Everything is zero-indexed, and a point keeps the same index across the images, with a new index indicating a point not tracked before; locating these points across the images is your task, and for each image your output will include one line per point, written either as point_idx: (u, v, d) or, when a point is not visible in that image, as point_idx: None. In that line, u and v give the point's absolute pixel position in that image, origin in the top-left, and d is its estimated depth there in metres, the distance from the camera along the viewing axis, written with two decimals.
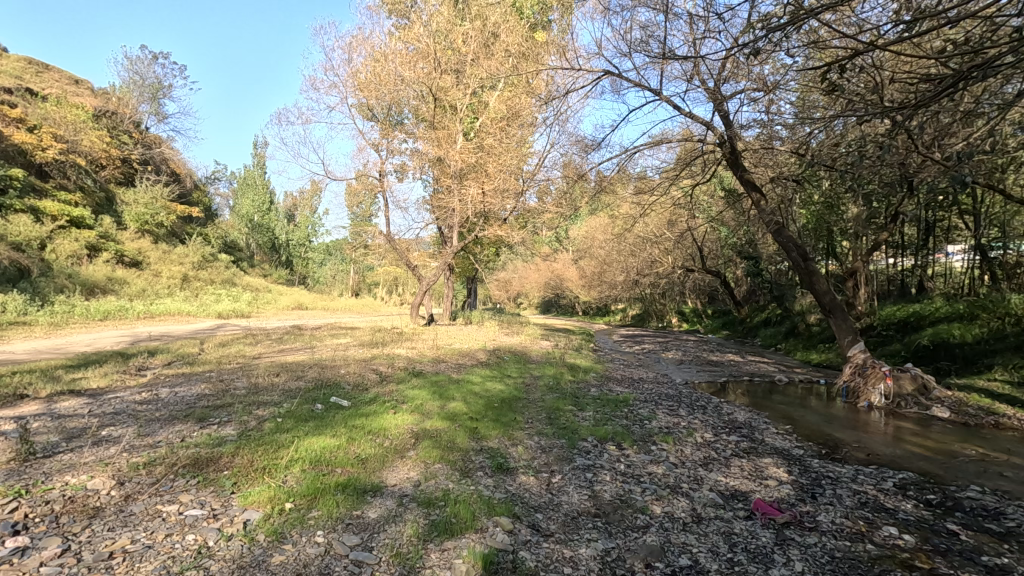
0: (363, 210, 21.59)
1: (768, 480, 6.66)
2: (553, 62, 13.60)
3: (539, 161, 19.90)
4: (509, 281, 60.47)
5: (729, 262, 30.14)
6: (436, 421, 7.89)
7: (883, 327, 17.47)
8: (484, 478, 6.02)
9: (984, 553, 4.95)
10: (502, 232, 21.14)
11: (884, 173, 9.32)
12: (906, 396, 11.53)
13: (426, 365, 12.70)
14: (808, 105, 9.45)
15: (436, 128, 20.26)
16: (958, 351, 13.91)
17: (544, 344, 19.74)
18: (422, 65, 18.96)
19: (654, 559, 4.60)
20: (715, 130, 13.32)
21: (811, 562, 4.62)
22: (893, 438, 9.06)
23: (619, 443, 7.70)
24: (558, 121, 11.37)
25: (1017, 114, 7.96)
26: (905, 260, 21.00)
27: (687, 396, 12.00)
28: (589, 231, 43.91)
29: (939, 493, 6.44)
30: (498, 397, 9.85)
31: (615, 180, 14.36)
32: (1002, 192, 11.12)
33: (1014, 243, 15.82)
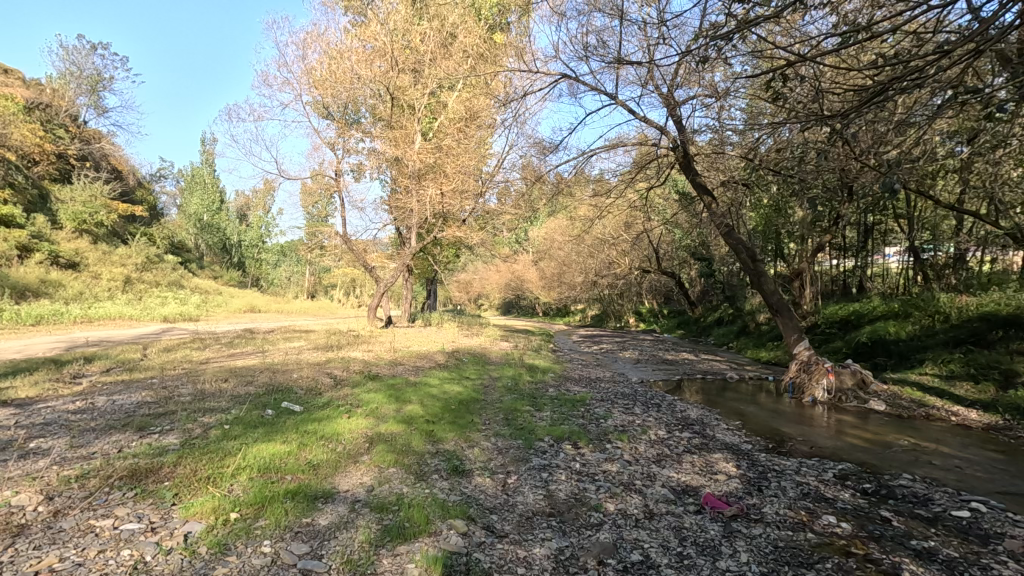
0: (319, 210, 21.13)
1: (718, 475, 6.87)
2: (512, 64, 13.68)
3: (498, 162, 19.90)
4: (469, 282, 60.09)
5: (683, 263, 30.95)
6: (392, 425, 7.78)
7: (827, 326, 18.30)
8: (439, 480, 5.97)
9: (913, 538, 5.25)
10: (461, 233, 21.12)
11: (826, 179, 9.81)
12: (847, 391, 12.11)
13: (382, 368, 12.49)
14: (755, 112, 9.83)
15: (394, 127, 19.93)
16: (893, 348, 14.70)
17: (503, 346, 19.75)
18: (379, 63, 18.71)
19: (606, 556, 4.67)
20: (669, 134, 13.69)
21: (756, 552, 4.80)
22: (834, 431, 9.51)
23: (575, 443, 7.78)
24: (517, 122, 11.44)
25: (943, 125, 8.52)
26: (847, 261, 22.07)
27: (642, 394, 12.23)
28: (548, 232, 44.24)
29: (875, 482, 6.81)
30: (455, 399, 9.79)
31: (573, 182, 14.55)
32: (932, 198, 11.78)
33: (944, 245, 16.84)
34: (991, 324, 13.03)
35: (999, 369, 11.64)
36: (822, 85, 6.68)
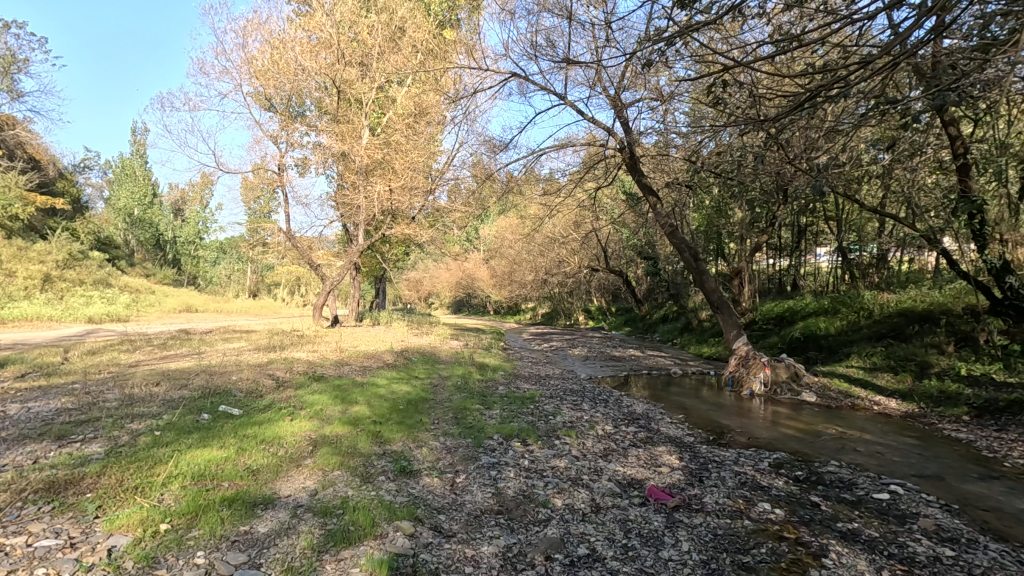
0: (261, 205, 20.35)
1: (662, 467, 7.08)
2: (462, 61, 13.61)
3: (449, 159, 19.75)
4: (419, 281, 59.28)
5: (630, 261, 31.71)
6: (337, 426, 7.57)
7: (764, 322, 19.20)
8: (386, 482, 5.86)
9: (839, 520, 5.58)
10: (410, 231, 20.87)
11: (763, 181, 10.25)
12: (781, 383, 12.74)
13: (328, 368, 12.15)
14: (698, 115, 10.17)
15: (340, 121, 19.36)
16: (823, 342, 15.61)
17: (453, 344, 19.60)
18: (324, 55, 18.19)
19: (553, 551, 4.71)
20: (616, 136, 14.00)
21: (696, 541, 4.97)
22: (770, 422, 9.97)
23: (524, 440, 7.81)
24: (467, 120, 11.43)
25: (868, 132, 9.06)
26: (782, 261, 23.24)
27: (590, 390, 12.44)
28: (499, 231, 44.28)
29: (806, 470, 7.20)
30: (404, 399, 9.63)
31: (523, 181, 14.63)
32: (858, 201, 12.52)
33: (869, 246, 17.99)
34: (908, 319, 14.04)
35: (915, 361, 12.58)
36: (758, 92, 6.95)
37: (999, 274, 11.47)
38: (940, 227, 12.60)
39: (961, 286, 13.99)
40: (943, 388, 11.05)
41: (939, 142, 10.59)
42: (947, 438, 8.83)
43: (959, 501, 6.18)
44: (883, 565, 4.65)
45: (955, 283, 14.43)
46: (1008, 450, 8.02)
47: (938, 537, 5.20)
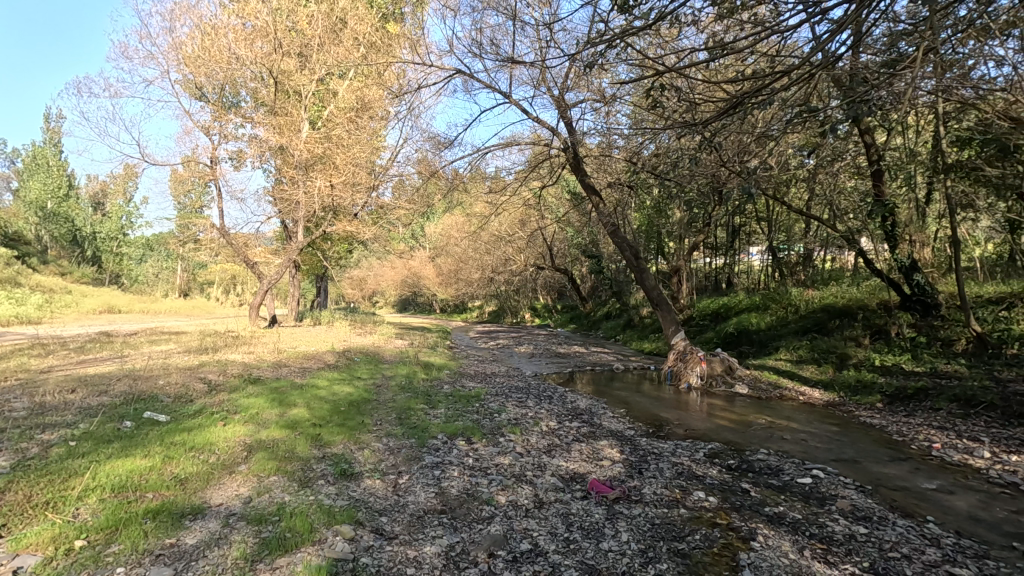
0: (192, 200, 19.29)
1: (603, 461, 7.25)
2: (405, 55, 13.40)
3: (393, 155, 19.41)
4: (363, 279, 57.92)
5: (575, 260, 32.25)
6: (274, 430, 7.30)
7: (701, 318, 20.01)
8: (326, 486, 5.70)
9: (766, 505, 5.91)
10: (353, 228, 20.39)
11: (699, 182, 10.67)
12: (716, 376, 13.32)
13: (265, 371, 11.67)
14: (638, 118, 10.46)
15: (278, 113, 18.61)
16: (755, 337, 16.45)
17: (398, 344, 19.30)
18: (260, 44, 17.42)
19: (496, 548, 4.73)
20: (560, 136, 14.20)
21: (635, 531, 5.13)
22: (706, 414, 10.42)
23: (469, 438, 7.80)
24: (411, 115, 11.26)
25: (795, 138, 9.59)
26: (718, 259, 24.30)
27: (535, 387, 12.55)
28: (445, 228, 43.90)
29: (738, 458, 7.57)
30: (345, 400, 9.40)
31: (469, 178, 14.58)
32: (786, 203, 13.23)
33: (796, 246, 19.08)
34: (830, 314, 15.02)
35: (836, 353, 13.47)
36: (694, 98, 7.22)
37: (908, 271, 12.90)
38: (857, 229, 13.56)
39: (876, 283, 15.12)
40: (860, 377, 11.90)
41: (857, 149, 11.36)
42: (863, 424, 9.52)
43: (873, 482, 6.68)
44: (805, 544, 4.95)
45: (872, 281, 15.55)
46: (914, 433, 8.75)
47: (853, 516, 5.60)
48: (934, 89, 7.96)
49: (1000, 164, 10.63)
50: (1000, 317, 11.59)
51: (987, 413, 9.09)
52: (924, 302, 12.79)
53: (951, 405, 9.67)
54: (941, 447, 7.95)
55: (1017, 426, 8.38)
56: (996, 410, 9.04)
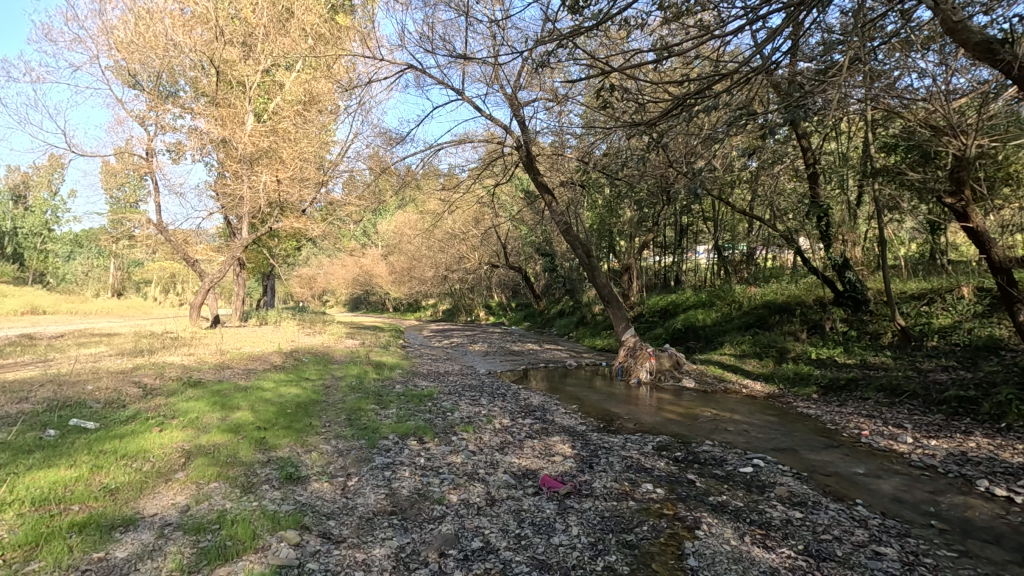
0: (125, 193, 18.21)
1: (555, 456, 7.34)
2: (356, 48, 13.09)
3: (343, 151, 18.98)
4: (313, 278, 56.30)
5: (529, 258, 32.43)
6: (215, 435, 6.99)
7: (650, 315, 20.55)
8: (270, 491, 5.51)
9: (711, 494, 6.12)
10: (301, 224, 19.82)
11: (649, 182, 10.94)
12: (665, 371, 13.71)
13: (206, 373, 11.16)
14: (590, 118, 10.64)
15: (220, 105, 17.80)
16: (701, 333, 17.03)
17: (348, 343, 18.91)
18: (200, 31, 16.64)
19: (448, 547, 4.70)
20: (513, 134, 14.26)
21: (585, 525, 5.21)
22: (655, 408, 10.71)
23: (421, 438, 7.72)
24: (362, 109, 11.04)
25: (737, 141, 9.98)
26: (666, 257, 25.01)
27: (488, 385, 12.55)
28: (397, 226, 43.28)
29: (684, 450, 7.81)
30: (293, 402, 9.12)
31: (421, 175, 14.42)
32: (730, 203, 13.76)
33: (739, 244, 19.86)
34: (770, 310, 15.72)
35: (776, 347, 14.12)
36: (643, 100, 7.39)
37: (841, 269, 13.67)
38: (795, 228, 14.24)
39: (812, 281, 15.95)
40: (798, 370, 12.52)
41: (796, 153, 11.93)
42: (800, 414, 10.01)
43: (808, 469, 7.05)
44: (745, 530, 5.16)
45: (809, 278, 16.40)
46: (846, 422, 9.27)
47: (790, 502, 5.89)
48: (864, 98, 8.44)
49: (922, 169, 11.40)
50: (921, 311, 12.44)
51: (910, 401, 9.74)
52: (855, 298, 13.61)
53: (878, 394, 10.32)
54: (870, 434, 8.46)
55: (935, 413, 9.03)
56: (918, 398, 9.71)
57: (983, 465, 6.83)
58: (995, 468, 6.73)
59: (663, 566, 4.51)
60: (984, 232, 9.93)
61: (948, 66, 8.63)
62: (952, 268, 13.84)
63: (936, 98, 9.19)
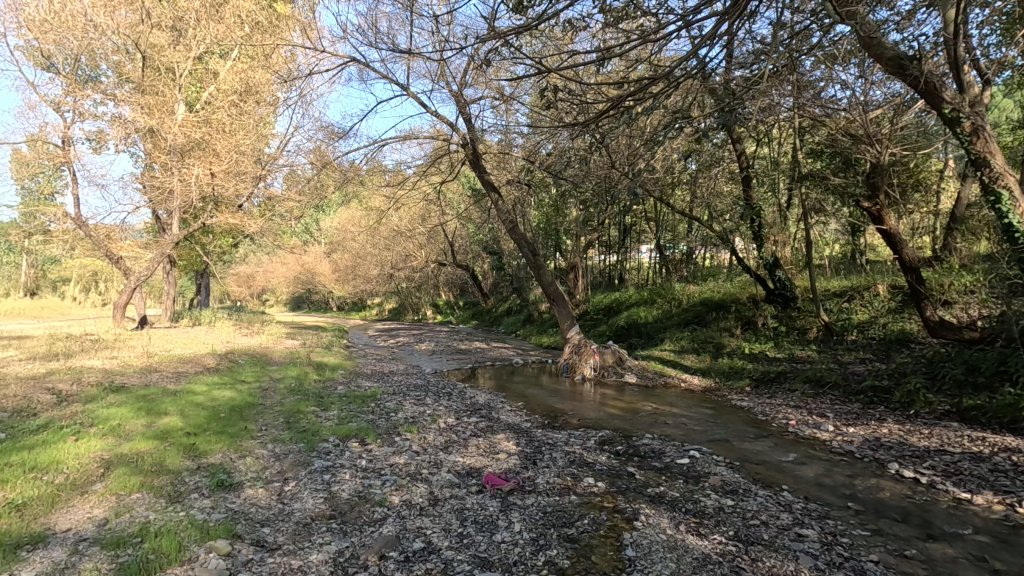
0: (40, 184, 16.77)
1: (500, 454, 7.36)
2: (297, 38, 12.67)
3: (282, 144, 18.31)
4: (251, 276, 53.74)
5: (476, 256, 32.36)
6: (139, 442, 6.58)
7: (595, 313, 20.95)
8: (199, 500, 5.23)
9: (649, 486, 6.31)
10: (236, 220, 18.96)
11: (593, 181, 11.14)
12: (608, 367, 14.01)
13: (130, 377, 10.47)
14: (536, 117, 10.75)
15: (147, 92, 16.75)
16: (643, 330, 17.53)
17: (288, 344, 18.25)
18: (125, 12, 15.65)
19: (388, 549, 4.63)
20: (459, 131, 14.19)
21: (527, 521, 5.25)
22: (598, 403, 10.92)
23: (363, 440, 7.54)
24: (303, 101, 10.71)
25: (676, 144, 10.33)
26: (611, 256, 25.55)
27: (434, 384, 12.45)
28: (341, 223, 42.16)
29: (625, 444, 8.01)
30: (226, 406, 8.71)
31: (365, 171, 14.12)
32: (670, 204, 14.21)
33: (679, 244, 20.55)
34: (707, 307, 16.36)
35: (713, 342, 14.73)
36: (585, 100, 7.49)
37: (772, 268, 14.41)
38: (730, 229, 14.88)
39: (746, 279, 16.74)
40: (732, 364, 13.11)
41: (731, 156, 12.47)
42: (734, 406, 10.48)
43: (740, 458, 7.39)
44: (681, 519, 5.36)
45: (743, 277, 17.20)
46: (775, 412, 9.78)
47: (723, 490, 6.16)
48: (793, 106, 8.92)
49: (843, 175, 12.18)
50: (843, 308, 13.31)
51: (832, 391, 10.40)
52: (784, 296, 14.37)
53: (804, 386, 10.95)
54: (796, 424, 8.97)
55: (854, 402, 9.69)
56: (839, 389, 10.38)
57: (894, 450, 7.38)
58: (904, 451, 7.28)
59: (602, 557, 4.62)
60: (897, 234, 10.61)
61: (866, 79, 9.28)
62: (870, 267, 14.85)
63: (856, 108, 9.83)
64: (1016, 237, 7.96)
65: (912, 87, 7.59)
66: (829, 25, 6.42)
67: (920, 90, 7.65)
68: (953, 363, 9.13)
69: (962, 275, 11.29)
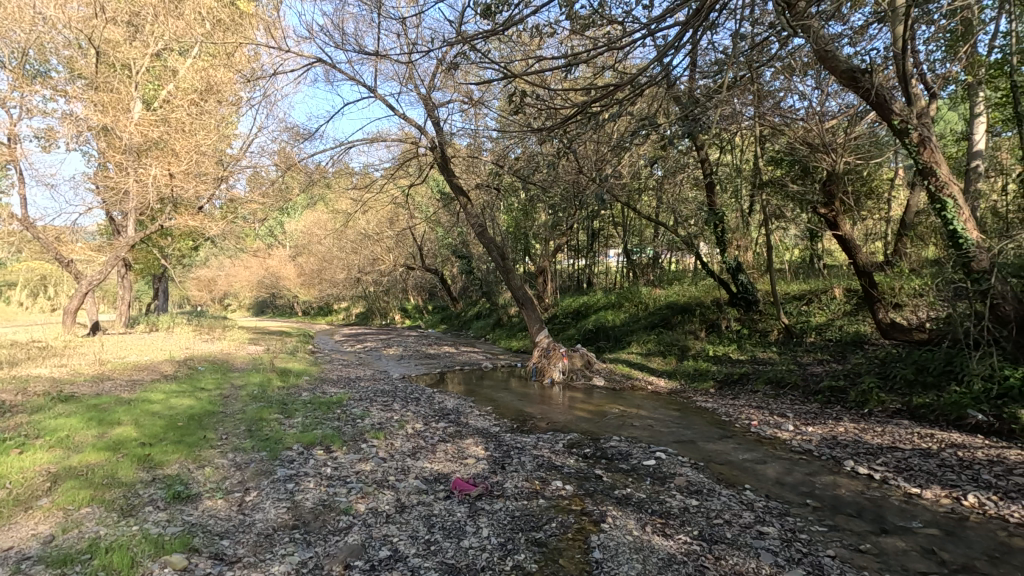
0: None
1: (468, 459, 7.32)
2: (261, 37, 12.42)
3: (245, 145, 17.86)
4: (211, 281, 52.02)
5: (445, 260, 32.19)
6: (89, 454, 6.29)
7: (564, 317, 21.09)
8: (154, 513, 5.03)
9: (616, 488, 6.37)
10: (196, 222, 18.36)
11: (561, 185, 11.22)
12: (577, 370, 14.12)
13: (80, 386, 10.00)
14: (504, 121, 10.79)
15: (101, 89, 16.11)
16: (611, 333, 17.73)
17: (250, 350, 17.77)
18: (77, 6, 15.05)
19: (353, 559, 4.54)
20: (427, 134, 14.12)
21: (495, 526, 5.23)
22: (567, 407, 10.98)
23: (328, 447, 7.40)
24: (267, 101, 10.48)
25: (642, 149, 10.51)
26: (579, 261, 25.76)
27: (402, 390, 12.31)
28: (306, 226, 41.35)
29: (594, 447, 8.07)
30: (184, 414, 8.41)
31: (332, 173, 13.89)
32: (637, 209, 14.44)
33: (646, 249, 20.88)
34: (673, 310, 16.66)
35: (678, 345, 15.01)
36: (553, 105, 7.55)
37: (734, 272, 14.79)
38: (695, 234, 15.20)
39: (710, 283, 17.13)
40: (697, 366, 13.39)
41: (695, 162, 12.75)
42: (698, 408, 10.68)
43: (704, 459, 7.53)
44: (647, 520, 5.43)
45: (707, 281, 17.60)
46: (738, 413, 10.01)
47: (688, 491, 6.26)
48: (754, 116, 9.21)
49: (802, 182, 12.62)
50: (802, 310, 13.76)
51: (791, 392, 10.72)
52: (746, 299, 14.75)
53: (766, 387, 11.26)
54: (758, 424, 9.21)
55: (812, 402, 10.01)
56: (798, 389, 10.72)
57: (850, 447, 7.64)
58: (859, 449, 7.56)
59: (569, 560, 4.63)
60: (851, 240, 11.05)
61: (822, 91, 9.66)
62: (827, 271, 15.40)
63: (813, 118, 10.19)
64: (960, 243, 8.34)
65: (864, 99, 7.94)
66: (786, 37, 6.52)
67: (872, 102, 8.07)
68: (904, 363, 9.55)
69: (911, 279, 11.82)
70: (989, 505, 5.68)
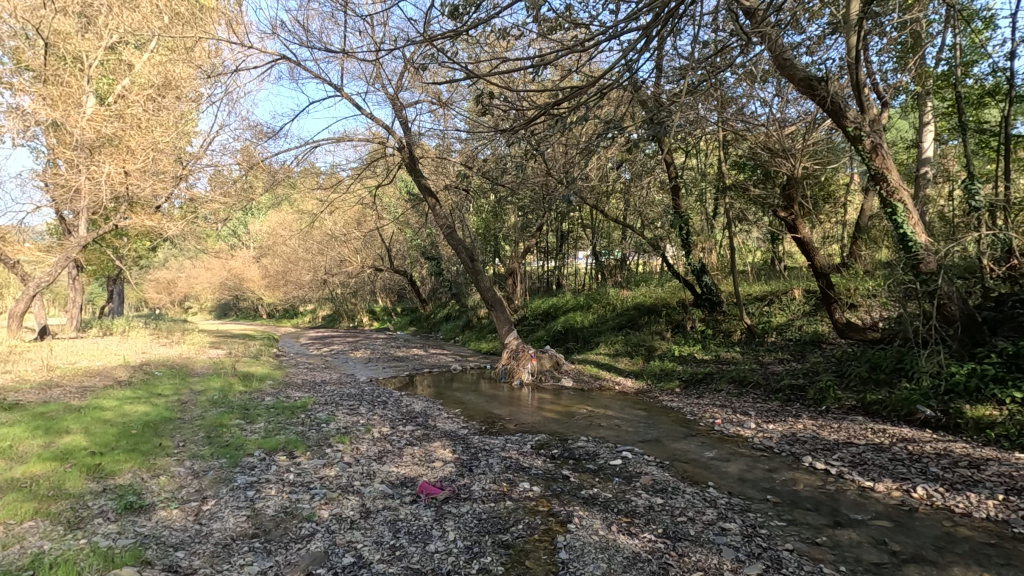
0: None
1: (435, 462, 7.25)
2: (222, 32, 12.07)
3: (205, 143, 17.32)
4: (171, 283, 50.21)
5: (414, 262, 31.85)
6: (33, 465, 5.97)
7: (533, 318, 21.16)
8: (103, 525, 4.82)
9: (583, 488, 6.40)
10: (153, 222, 17.70)
11: (530, 186, 11.24)
12: (545, 371, 14.17)
13: (26, 393, 9.50)
14: (472, 123, 10.77)
15: (50, 82, 15.38)
16: (580, 334, 17.86)
17: (211, 354, 17.21)
18: None
19: (315, 566, 4.44)
20: (395, 134, 13.97)
21: (462, 529, 5.20)
22: (535, 408, 10.99)
23: (291, 452, 7.22)
24: (228, 97, 10.17)
25: (609, 152, 10.63)
26: (548, 262, 25.86)
27: (369, 393, 12.12)
28: (271, 227, 40.34)
29: (562, 448, 8.09)
30: (139, 421, 8.08)
31: (297, 172, 13.61)
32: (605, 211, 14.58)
33: (614, 251, 21.09)
34: (640, 311, 16.88)
35: (645, 346, 15.22)
36: (521, 106, 7.53)
37: (699, 274, 15.09)
38: (662, 236, 15.44)
39: (675, 284, 17.44)
40: (664, 366, 13.61)
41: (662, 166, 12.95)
42: (664, 408, 10.83)
43: (669, 457, 7.65)
44: (613, 520, 5.48)
45: (673, 282, 17.91)
46: (702, 412, 10.21)
47: (653, 489, 6.34)
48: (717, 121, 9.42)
49: (763, 186, 12.98)
50: (763, 311, 14.13)
51: (753, 391, 11.00)
52: (710, 300, 15.07)
53: (729, 386, 11.52)
54: (721, 422, 9.40)
55: (773, 399, 10.29)
56: (760, 388, 11.01)
57: (808, 444, 7.88)
58: (817, 445, 7.79)
59: (536, 561, 4.63)
60: (810, 242, 11.40)
61: (781, 98, 9.95)
62: (787, 273, 15.85)
63: (773, 124, 10.48)
64: (910, 245, 8.71)
65: (821, 106, 8.21)
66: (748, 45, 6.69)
67: (828, 109, 8.35)
68: (858, 362, 9.91)
69: (865, 280, 12.28)
70: (936, 497, 5.93)
